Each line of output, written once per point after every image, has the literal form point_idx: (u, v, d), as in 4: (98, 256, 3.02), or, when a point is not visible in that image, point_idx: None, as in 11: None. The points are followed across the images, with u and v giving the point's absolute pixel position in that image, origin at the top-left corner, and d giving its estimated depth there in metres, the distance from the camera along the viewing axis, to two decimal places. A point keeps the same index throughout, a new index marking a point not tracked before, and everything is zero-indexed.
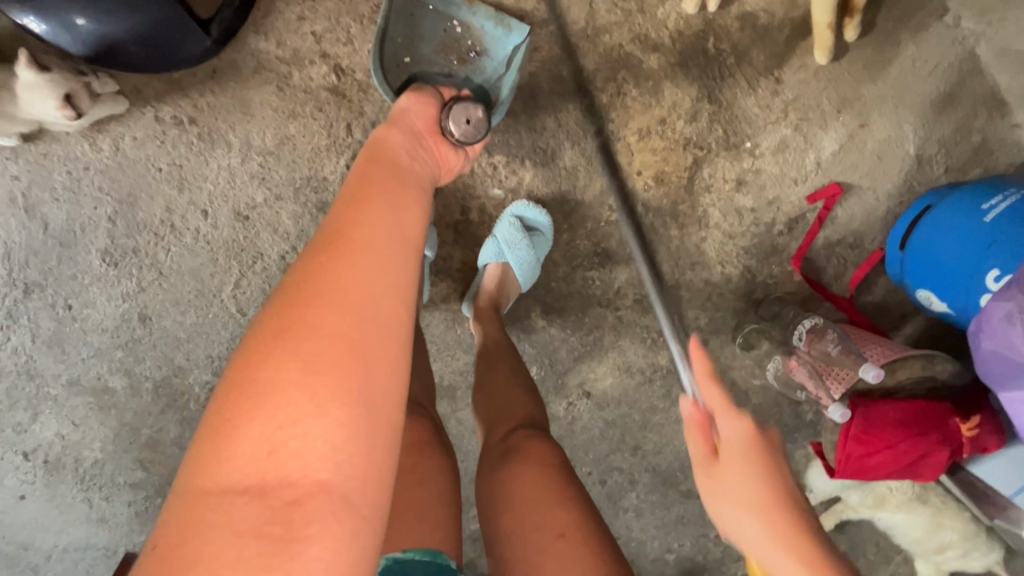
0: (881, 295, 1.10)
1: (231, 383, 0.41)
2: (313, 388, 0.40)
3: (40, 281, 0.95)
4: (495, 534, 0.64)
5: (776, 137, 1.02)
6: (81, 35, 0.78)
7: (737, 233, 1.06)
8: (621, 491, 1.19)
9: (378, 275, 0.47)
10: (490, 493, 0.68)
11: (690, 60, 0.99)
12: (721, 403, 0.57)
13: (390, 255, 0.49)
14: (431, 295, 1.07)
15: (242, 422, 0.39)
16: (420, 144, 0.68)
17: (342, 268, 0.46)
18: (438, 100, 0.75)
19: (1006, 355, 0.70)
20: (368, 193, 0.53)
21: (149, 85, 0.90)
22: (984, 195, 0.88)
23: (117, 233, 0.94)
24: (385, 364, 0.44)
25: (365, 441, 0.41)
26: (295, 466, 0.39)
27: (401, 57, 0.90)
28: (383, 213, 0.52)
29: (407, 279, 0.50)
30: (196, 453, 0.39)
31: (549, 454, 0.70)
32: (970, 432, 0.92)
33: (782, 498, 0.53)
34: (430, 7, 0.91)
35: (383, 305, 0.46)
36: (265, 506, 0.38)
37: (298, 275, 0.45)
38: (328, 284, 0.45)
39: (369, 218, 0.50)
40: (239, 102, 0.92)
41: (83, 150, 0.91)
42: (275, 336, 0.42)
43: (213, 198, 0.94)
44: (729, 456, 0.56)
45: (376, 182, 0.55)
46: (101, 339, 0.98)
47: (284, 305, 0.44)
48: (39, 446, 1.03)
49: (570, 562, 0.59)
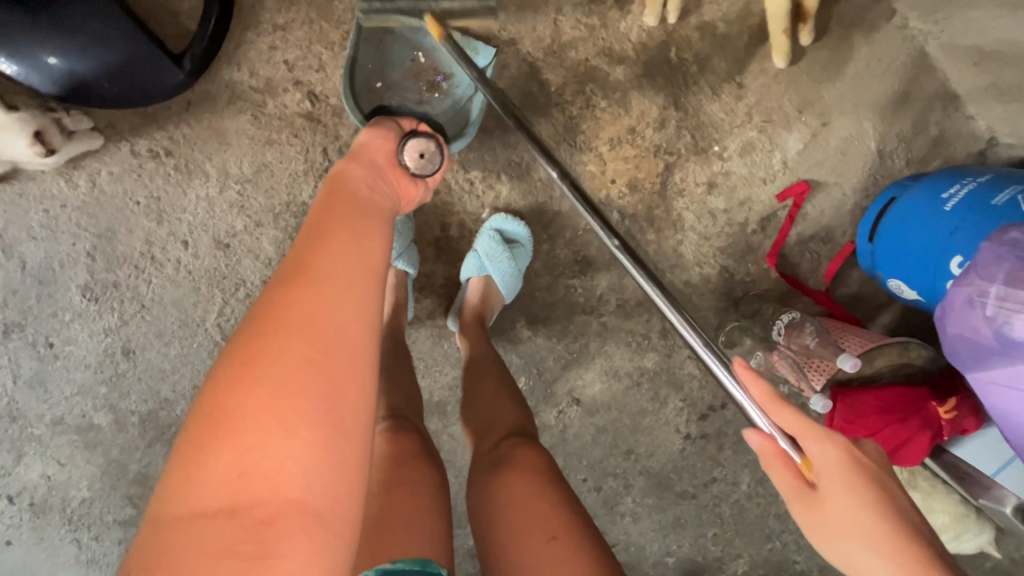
0: (855, 287, 1.15)
1: (200, 411, 0.42)
2: (281, 412, 0.41)
3: (21, 321, 0.94)
4: (487, 544, 0.65)
5: (742, 140, 1.06)
6: (51, 74, 0.79)
7: (712, 234, 1.09)
8: (616, 496, 1.20)
9: (342, 300, 0.48)
10: (483, 503, 0.68)
11: (654, 70, 1.02)
12: (804, 428, 0.56)
13: (356, 283, 0.50)
14: (416, 312, 1.08)
15: (211, 448, 0.40)
16: (381, 176, 0.68)
17: (307, 296, 0.46)
18: (396, 132, 0.75)
19: (970, 338, 0.72)
20: (331, 225, 0.54)
21: (123, 120, 0.90)
22: (944, 185, 0.92)
23: (97, 268, 0.94)
24: (353, 385, 0.45)
25: (337, 459, 0.42)
26: (266, 486, 0.40)
27: (372, 82, 0.92)
28: (347, 243, 0.53)
29: (374, 303, 0.50)
30: (167, 480, 0.40)
31: (539, 461, 0.71)
32: (948, 415, 0.96)
33: (908, 536, 0.51)
34: (398, 34, 0.92)
35: (349, 329, 0.47)
36: (237, 526, 0.39)
37: (266, 304, 0.46)
38: (293, 312, 0.45)
39: (332, 249, 0.51)
40: (215, 132, 0.92)
41: (59, 188, 0.91)
42: (241, 364, 0.43)
43: (192, 228, 0.94)
44: (834, 485, 0.54)
45: (339, 213, 0.56)
46: (84, 376, 0.97)
47: (251, 332, 0.44)
48: (24, 489, 1.01)
49: (561, 565, 0.59)
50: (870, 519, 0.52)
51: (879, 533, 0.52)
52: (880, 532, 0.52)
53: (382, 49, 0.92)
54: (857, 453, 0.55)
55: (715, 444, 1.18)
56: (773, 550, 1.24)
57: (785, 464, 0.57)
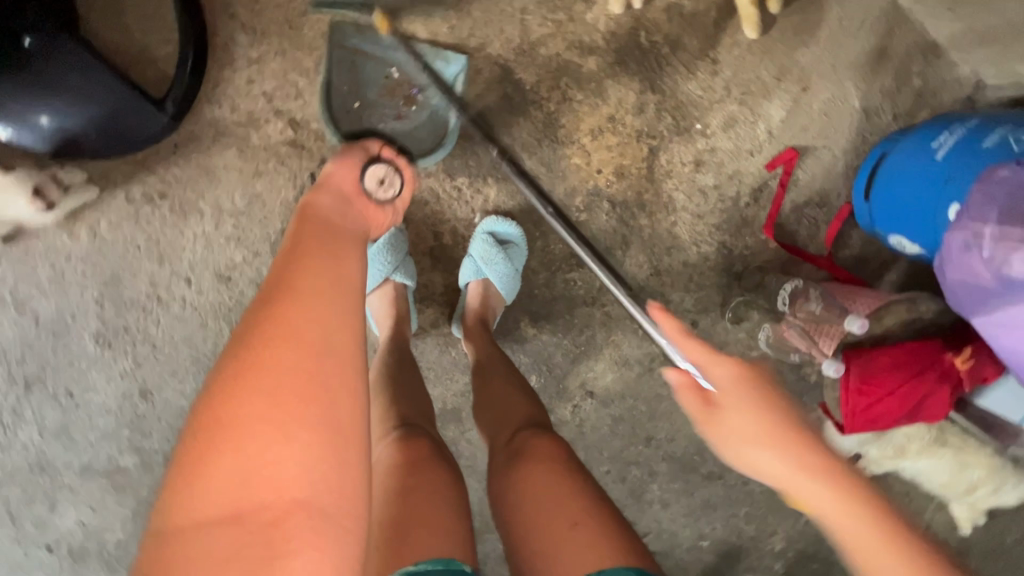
0: (857, 247, 1.13)
1: (196, 426, 0.43)
2: (277, 419, 0.43)
3: (40, 374, 0.97)
4: (511, 539, 0.65)
5: (724, 115, 1.06)
6: (44, 133, 0.82)
7: (705, 212, 1.09)
8: (642, 484, 1.20)
9: (327, 309, 0.49)
10: (503, 502, 0.68)
11: (627, 57, 1.02)
12: (706, 353, 0.57)
13: (339, 293, 0.52)
14: (420, 323, 1.09)
15: (210, 458, 0.41)
16: (350, 203, 0.69)
17: (292, 308, 0.48)
18: (361, 158, 0.76)
19: (971, 284, 0.71)
20: (309, 244, 0.56)
21: (115, 169, 0.93)
22: (932, 134, 0.92)
23: (107, 315, 0.97)
24: (348, 389, 0.47)
25: (336, 459, 0.44)
26: (269, 490, 0.41)
27: (349, 104, 0.94)
28: (327, 259, 0.55)
29: (358, 311, 0.52)
30: (168, 494, 0.41)
31: (554, 450, 0.71)
32: (965, 365, 0.95)
33: (797, 433, 0.52)
34: (369, 54, 0.95)
35: (336, 335, 0.48)
36: (243, 531, 0.40)
37: (252, 320, 0.48)
38: (281, 323, 0.47)
39: (312, 265, 0.53)
40: (205, 170, 0.94)
41: (62, 242, 0.93)
42: (232, 376, 0.44)
43: (193, 265, 0.97)
44: (732, 398, 0.55)
45: (315, 234, 0.58)
46: (107, 421, 1.00)
47: (241, 347, 0.46)
48: (61, 537, 1.04)
49: (585, 551, 0.59)
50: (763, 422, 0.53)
51: (783, 441, 0.52)
52: (771, 431, 0.53)
53: (356, 70, 0.95)
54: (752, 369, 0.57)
55: None
56: (808, 522, 1.22)
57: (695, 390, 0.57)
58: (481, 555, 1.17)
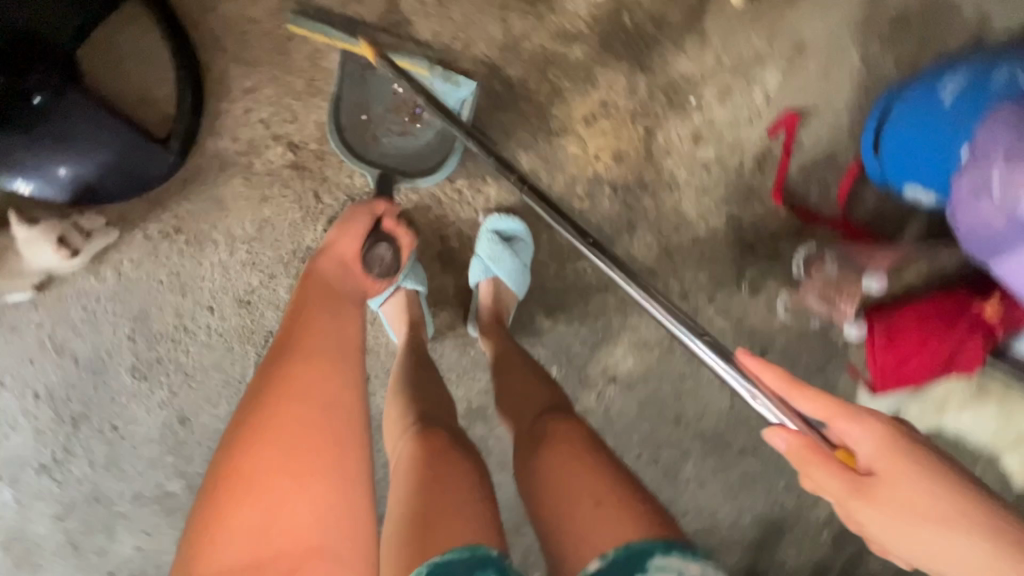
0: (872, 204, 1.10)
1: (222, 477, 0.55)
2: (289, 467, 0.56)
3: (85, 412, 1.02)
4: (540, 522, 0.66)
5: (718, 86, 1.04)
6: (63, 183, 0.87)
7: (710, 185, 1.08)
8: (676, 464, 1.19)
9: (324, 379, 0.63)
10: (531, 489, 0.69)
11: (613, 39, 1.02)
12: (839, 412, 0.55)
13: (338, 363, 0.65)
14: (437, 326, 1.10)
15: (236, 501, 0.53)
16: (346, 270, 0.80)
17: (299, 375, 0.62)
18: (364, 224, 0.84)
19: (983, 228, 0.69)
20: (312, 317, 0.69)
21: (132, 210, 0.97)
22: (937, 80, 0.89)
23: (140, 348, 1.01)
24: (347, 441, 0.60)
25: (341, 498, 0.57)
26: (285, 525, 0.54)
27: (356, 116, 0.96)
28: (329, 322, 0.69)
29: (352, 373, 0.66)
30: (198, 533, 0.53)
31: (575, 432, 0.72)
32: (998, 314, 0.91)
33: (950, 489, 0.51)
34: (378, 69, 0.96)
35: (335, 397, 0.62)
36: (264, 560, 0.52)
37: (266, 387, 0.61)
38: (290, 390, 0.60)
39: (316, 335, 0.67)
40: (214, 201, 0.98)
41: (91, 284, 0.98)
42: (250, 436, 0.57)
43: (214, 293, 1.00)
44: (878, 459, 0.53)
45: (314, 303, 0.71)
46: (152, 450, 1.05)
47: (256, 412, 0.59)
48: (122, 563, 1.09)
49: (611, 527, 0.59)
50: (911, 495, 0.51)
51: (935, 512, 0.51)
52: (923, 493, 0.51)
53: (364, 83, 0.96)
54: (892, 425, 0.55)
55: None
56: None
57: (825, 457, 0.54)
58: (523, 550, 1.18)
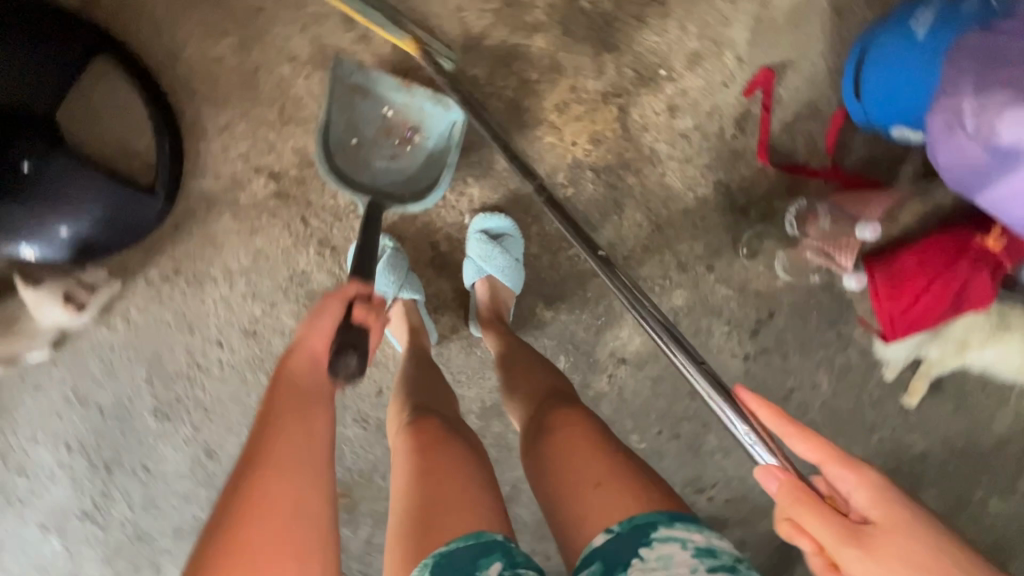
0: (861, 150, 1.08)
1: None
2: None
3: (117, 457, 1.07)
4: (547, 501, 0.67)
5: (686, 54, 1.03)
6: (64, 243, 0.90)
7: (692, 155, 1.07)
8: (698, 437, 1.19)
9: (296, 481, 0.56)
10: (538, 473, 0.70)
11: (573, 24, 1.01)
12: (834, 458, 0.50)
13: (311, 463, 0.58)
14: (440, 331, 1.12)
15: None
16: (316, 368, 0.65)
17: (267, 484, 0.55)
18: (336, 315, 0.67)
19: (963, 163, 0.72)
20: (281, 409, 0.60)
21: (131, 259, 1.00)
22: (907, 16, 0.88)
23: (159, 390, 1.05)
24: (318, 552, 0.55)
25: None
26: None
27: (347, 140, 0.95)
28: (296, 423, 0.60)
29: (324, 475, 0.59)
30: None
31: (573, 414, 0.73)
32: (999, 245, 0.90)
33: (955, 556, 0.47)
34: (365, 94, 0.96)
35: (305, 504, 0.56)
36: None
37: (235, 498, 0.54)
38: (258, 500, 0.54)
39: (286, 433, 0.59)
40: (208, 239, 1.01)
41: (103, 335, 1.02)
42: (215, 557, 0.51)
43: (220, 328, 1.03)
44: (880, 516, 0.48)
45: (288, 397, 0.62)
46: (185, 485, 1.09)
47: (224, 527, 0.52)
48: None
49: (612, 505, 0.60)
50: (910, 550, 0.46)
51: None
52: (928, 557, 0.46)
53: (353, 107, 0.96)
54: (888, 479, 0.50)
55: (778, 355, 1.14)
56: (883, 439, 1.18)
57: (817, 508, 0.49)
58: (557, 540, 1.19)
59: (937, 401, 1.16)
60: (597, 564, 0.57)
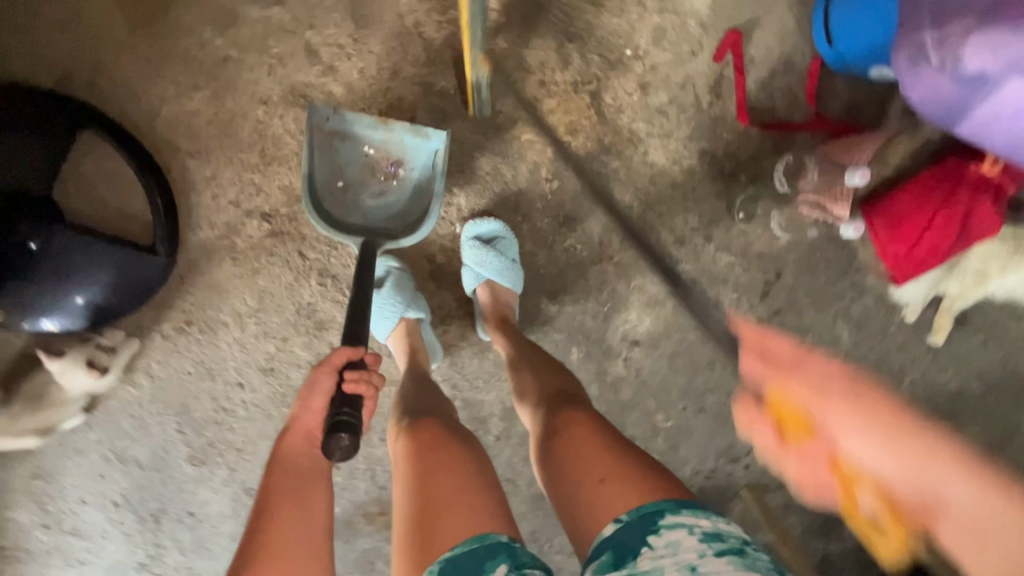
0: (842, 96, 1.06)
1: None
2: None
3: (162, 507, 1.11)
4: (559, 501, 0.67)
5: (648, 30, 1.03)
6: (80, 310, 0.95)
7: (671, 129, 1.07)
8: (724, 407, 1.19)
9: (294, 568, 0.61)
10: (548, 474, 0.71)
11: (532, 20, 1.02)
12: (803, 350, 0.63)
13: (308, 548, 0.63)
14: (451, 341, 1.13)
15: None
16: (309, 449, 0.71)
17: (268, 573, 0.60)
18: (326, 387, 0.73)
19: (933, 95, 0.76)
20: (280, 496, 0.66)
21: (144, 318, 1.04)
22: None
23: (190, 438, 1.09)
24: None
25: None
26: None
27: (333, 184, 0.97)
28: (292, 507, 0.65)
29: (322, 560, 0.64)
30: None
31: (579, 416, 0.74)
32: (995, 169, 0.87)
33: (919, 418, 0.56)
34: (344, 137, 0.97)
35: None
36: None
37: None
38: None
39: (284, 521, 0.64)
40: (213, 287, 1.04)
41: (130, 394, 1.06)
42: None
43: (239, 370, 1.07)
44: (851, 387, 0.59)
45: (287, 481, 0.68)
46: (230, 525, 1.12)
47: None
48: None
49: (613, 499, 0.61)
50: (824, 376, 0.60)
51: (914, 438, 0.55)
52: (893, 417, 0.56)
53: (334, 151, 0.97)
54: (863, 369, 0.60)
55: (792, 314, 1.12)
56: (914, 382, 1.16)
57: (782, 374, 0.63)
58: None
59: (962, 335, 1.13)
60: (606, 553, 0.57)
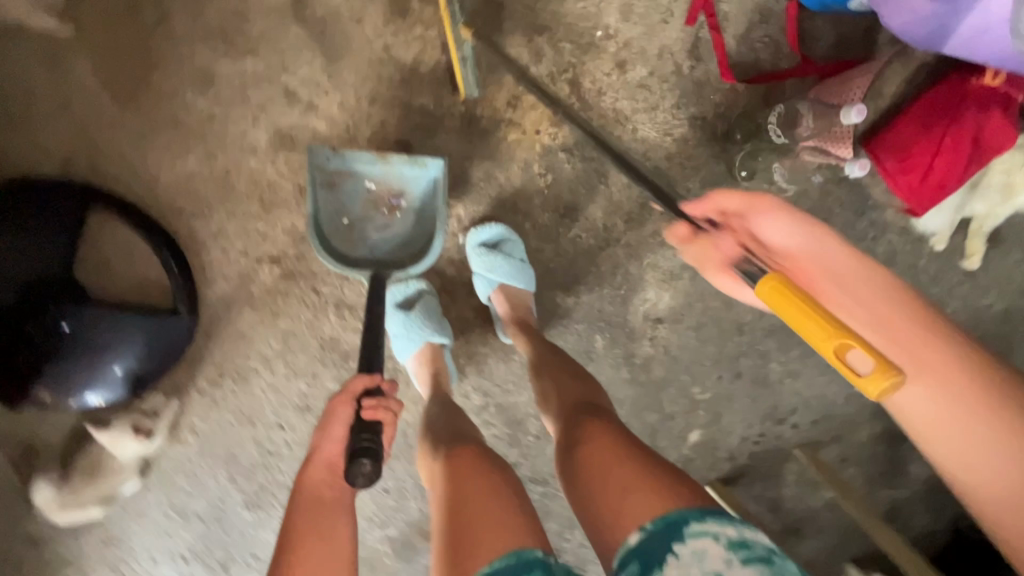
0: (826, 35, 1.03)
1: None
2: None
3: (227, 554, 1.14)
4: (584, 510, 0.67)
5: (616, 8, 1.02)
6: (119, 380, 0.99)
7: (656, 101, 1.05)
8: (761, 369, 1.17)
9: None
10: (572, 481, 0.71)
11: (499, 19, 1.02)
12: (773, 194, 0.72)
13: None
14: (474, 350, 1.14)
15: None
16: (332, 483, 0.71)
17: None
18: (346, 417, 0.73)
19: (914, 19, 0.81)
20: (306, 532, 0.66)
21: (179, 377, 1.08)
22: None
23: (243, 485, 1.12)
24: None
25: None
26: None
27: (339, 222, 0.98)
28: (318, 544, 0.66)
29: None
30: None
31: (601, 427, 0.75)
32: (997, 81, 0.85)
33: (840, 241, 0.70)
34: (345, 175, 0.98)
35: None
36: None
37: None
38: None
39: (311, 558, 0.64)
40: (238, 336, 1.07)
41: (179, 451, 1.10)
42: None
43: (276, 412, 1.10)
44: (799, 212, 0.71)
45: (312, 515, 0.68)
46: None
47: None
48: None
49: (634, 502, 0.61)
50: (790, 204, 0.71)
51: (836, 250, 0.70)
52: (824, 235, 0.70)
53: (337, 190, 0.98)
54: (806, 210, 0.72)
55: None
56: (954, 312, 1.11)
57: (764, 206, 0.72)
58: None
59: (996, 255, 1.09)
60: (633, 563, 0.56)
